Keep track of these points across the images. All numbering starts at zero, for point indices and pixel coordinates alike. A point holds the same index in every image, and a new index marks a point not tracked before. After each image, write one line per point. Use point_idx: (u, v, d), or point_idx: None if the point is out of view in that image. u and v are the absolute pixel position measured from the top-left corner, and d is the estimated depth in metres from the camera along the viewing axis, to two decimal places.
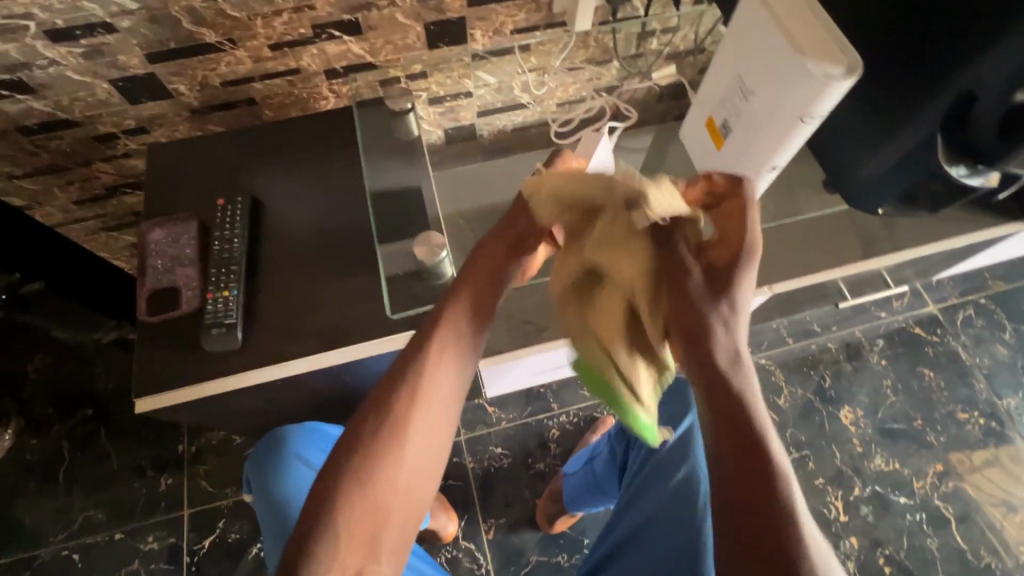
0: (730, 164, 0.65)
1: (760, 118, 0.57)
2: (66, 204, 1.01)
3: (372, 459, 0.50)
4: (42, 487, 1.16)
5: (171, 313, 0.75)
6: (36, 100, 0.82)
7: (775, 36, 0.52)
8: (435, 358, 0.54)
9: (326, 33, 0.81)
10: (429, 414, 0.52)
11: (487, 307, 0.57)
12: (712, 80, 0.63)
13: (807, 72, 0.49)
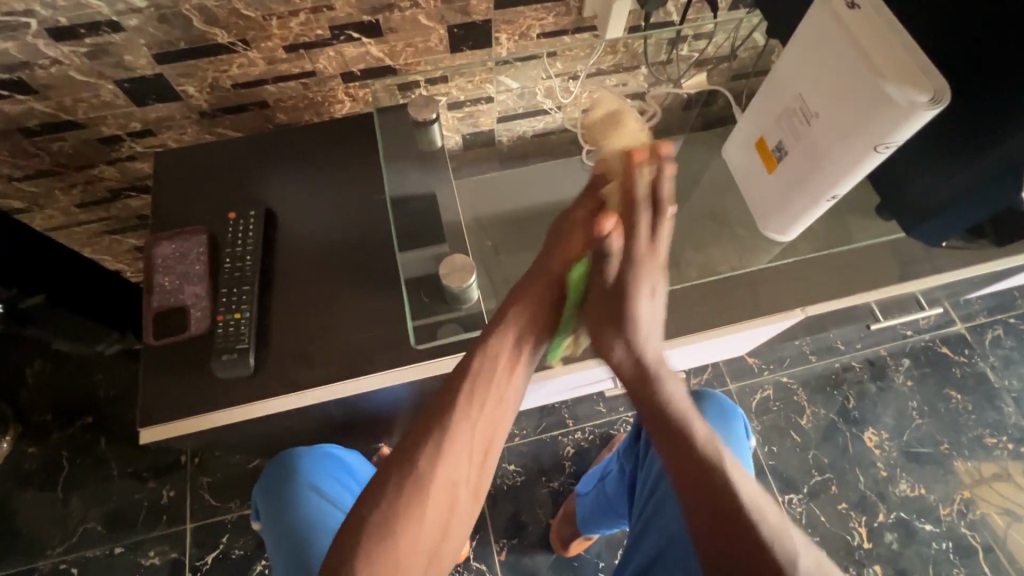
0: (790, 185, 0.64)
1: (824, 142, 0.57)
2: (68, 207, 0.97)
3: (394, 518, 0.49)
4: (41, 497, 1.12)
5: (180, 333, 0.72)
6: (38, 101, 0.77)
7: (848, 60, 0.51)
8: (457, 410, 0.54)
9: (345, 34, 0.76)
10: (452, 470, 0.52)
11: (521, 353, 0.60)
12: (769, 99, 0.63)
13: (884, 99, 0.49)
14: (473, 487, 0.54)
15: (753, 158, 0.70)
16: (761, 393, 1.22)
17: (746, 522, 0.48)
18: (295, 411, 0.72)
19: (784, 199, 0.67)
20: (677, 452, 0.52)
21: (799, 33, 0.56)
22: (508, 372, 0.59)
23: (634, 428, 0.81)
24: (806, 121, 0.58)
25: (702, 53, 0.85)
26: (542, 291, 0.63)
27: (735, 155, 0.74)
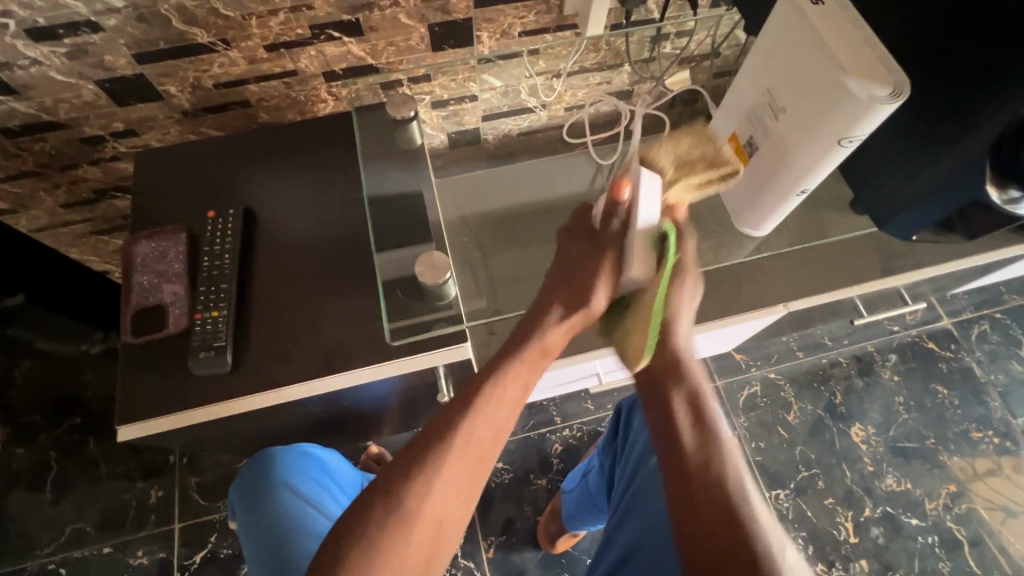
0: (757, 179, 0.65)
1: (792, 136, 0.57)
2: (53, 208, 0.97)
3: (375, 558, 0.46)
4: (29, 498, 1.12)
5: (160, 332, 0.72)
6: (20, 101, 0.77)
7: (814, 51, 0.52)
8: (453, 453, 0.51)
9: (325, 33, 0.76)
10: (440, 505, 0.49)
11: (532, 385, 0.57)
12: (741, 95, 0.64)
13: (845, 92, 0.49)
14: (461, 520, 0.50)
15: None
16: (748, 389, 1.23)
17: (716, 483, 0.53)
18: (271, 408, 0.73)
19: (754, 196, 0.68)
20: (677, 458, 0.55)
21: (769, 27, 0.57)
22: (517, 404, 0.55)
23: (612, 425, 0.83)
24: (774, 115, 0.59)
25: (684, 50, 0.85)
26: (569, 323, 0.60)
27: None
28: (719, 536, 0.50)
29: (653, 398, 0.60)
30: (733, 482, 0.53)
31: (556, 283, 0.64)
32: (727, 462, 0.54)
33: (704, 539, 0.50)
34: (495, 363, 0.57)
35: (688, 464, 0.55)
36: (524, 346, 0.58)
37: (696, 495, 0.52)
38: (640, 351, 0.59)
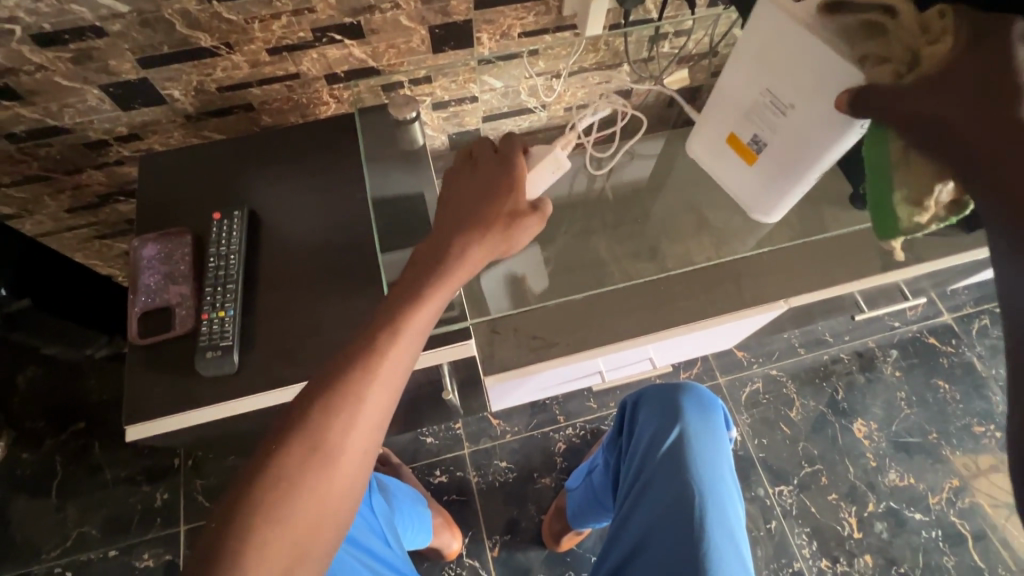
0: (777, 172, 0.66)
1: (806, 126, 0.58)
2: (57, 212, 0.98)
3: (295, 496, 0.46)
4: (35, 503, 1.13)
5: (167, 333, 0.72)
6: (24, 106, 0.78)
7: (806, 45, 0.53)
8: (359, 386, 0.50)
9: (327, 36, 0.77)
10: (361, 439, 0.49)
11: (439, 301, 0.56)
12: (732, 98, 0.65)
13: (842, 102, 0.52)
14: (372, 446, 0.50)
15: (727, 154, 0.72)
16: (751, 386, 1.24)
17: None
18: (278, 407, 0.73)
19: (771, 185, 0.70)
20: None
21: (753, 28, 0.57)
22: (425, 326, 0.55)
23: (617, 420, 0.82)
24: (781, 113, 0.60)
25: (682, 49, 0.86)
26: (488, 249, 0.60)
27: (704, 152, 0.76)
28: None
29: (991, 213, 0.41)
30: None
31: (464, 204, 0.63)
32: None
33: None
34: (400, 294, 0.56)
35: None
36: (443, 267, 0.58)
37: None
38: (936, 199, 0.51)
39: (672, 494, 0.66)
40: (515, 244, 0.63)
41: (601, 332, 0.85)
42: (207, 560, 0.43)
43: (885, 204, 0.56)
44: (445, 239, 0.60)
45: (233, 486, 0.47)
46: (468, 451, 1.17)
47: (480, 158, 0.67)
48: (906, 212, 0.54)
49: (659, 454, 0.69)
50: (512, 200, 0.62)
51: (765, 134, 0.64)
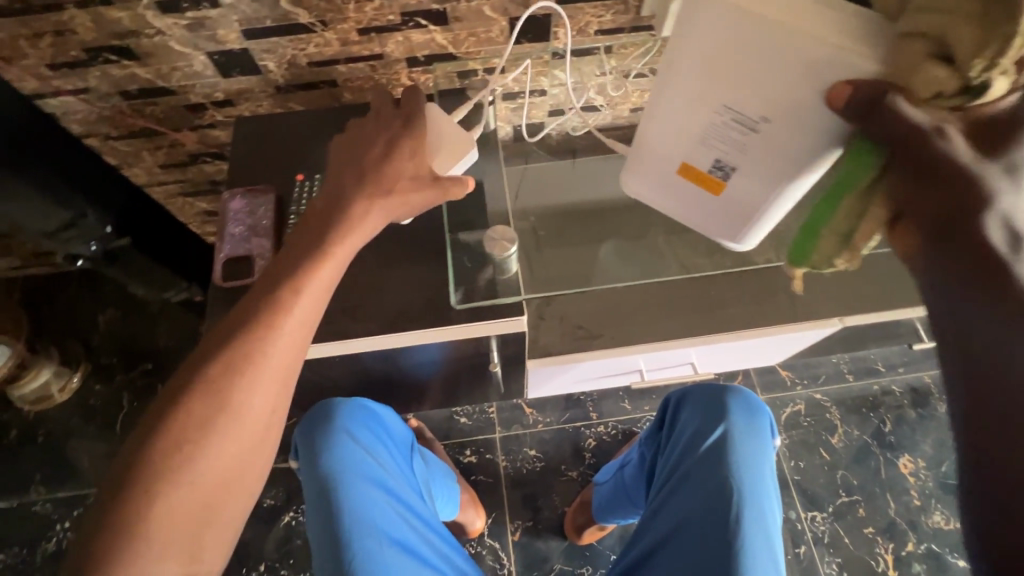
0: (757, 184, 0.61)
1: (784, 130, 0.54)
2: (152, 167, 1.08)
3: (196, 456, 0.51)
4: (100, 432, 1.23)
5: (247, 279, 0.78)
6: (139, 66, 0.86)
7: (741, 45, 0.49)
8: (252, 356, 0.55)
9: (413, 21, 0.82)
10: (257, 401, 0.54)
11: (338, 266, 0.60)
12: (679, 127, 0.60)
13: (839, 94, 0.47)
14: (271, 408, 0.56)
15: (690, 185, 0.67)
16: (791, 408, 1.21)
17: None
18: (338, 357, 0.78)
19: (749, 202, 0.64)
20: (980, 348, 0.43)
21: (686, 40, 0.52)
22: (322, 291, 0.59)
23: (660, 414, 0.82)
24: (748, 124, 0.55)
25: None
26: (381, 209, 0.63)
27: (648, 181, 0.71)
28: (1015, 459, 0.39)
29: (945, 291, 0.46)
30: None
31: (353, 166, 0.65)
32: None
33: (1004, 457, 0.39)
34: (294, 257, 0.60)
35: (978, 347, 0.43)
36: (339, 230, 0.61)
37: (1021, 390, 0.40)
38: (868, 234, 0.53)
39: (711, 491, 0.66)
40: (415, 208, 0.65)
41: (648, 327, 0.86)
42: (105, 520, 0.49)
43: (815, 230, 0.57)
44: (342, 196, 0.63)
45: (128, 452, 0.52)
46: (499, 435, 1.19)
47: (379, 112, 0.70)
48: (837, 244, 0.56)
49: (701, 451, 0.69)
50: (412, 167, 0.65)
51: (730, 157, 0.60)
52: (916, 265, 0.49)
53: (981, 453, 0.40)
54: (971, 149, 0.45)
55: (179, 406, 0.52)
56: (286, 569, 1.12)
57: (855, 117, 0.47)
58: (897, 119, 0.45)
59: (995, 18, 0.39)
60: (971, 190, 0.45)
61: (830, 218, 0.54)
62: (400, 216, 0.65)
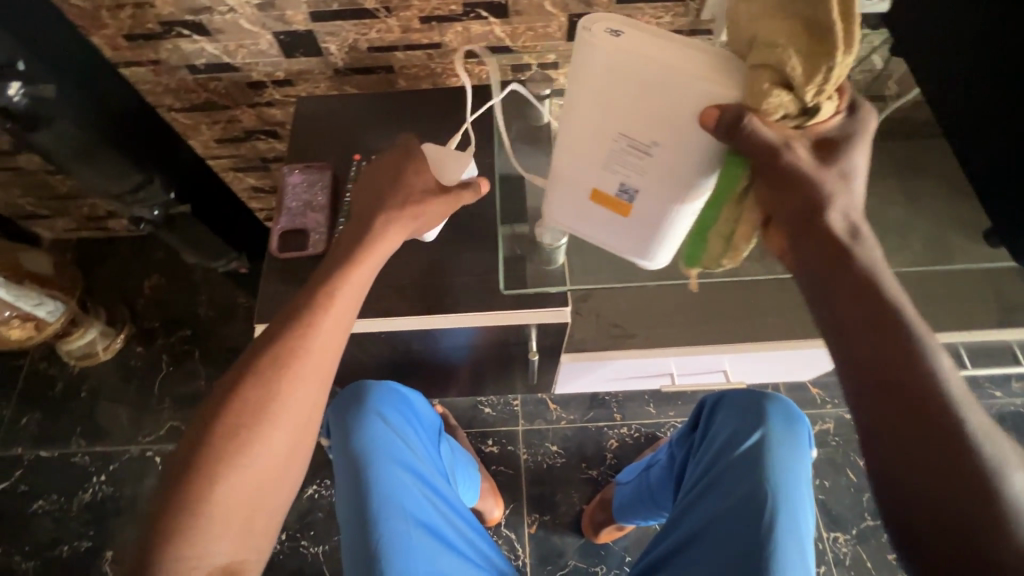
0: (660, 210, 0.59)
1: (678, 154, 0.53)
2: (208, 140, 1.11)
3: (246, 447, 0.53)
4: (139, 393, 1.28)
5: (302, 252, 0.80)
6: (209, 42, 0.89)
7: (628, 69, 0.49)
8: (295, 355, 0.56)
9: (475, 12, 0.84)
10: (301, 394, 0.56)
11: (369, 269, 0.62)
12: (582, 156, 0.59)
13: (710, 114, 0.48)
14: (310, 408, 0.57)
15: (597, 214, 0.64)
16: (820, 426, 1.19)
17: (922, 382, 0.43)
18: (381, 334, 0.80)
19: (656, 229, 0.62)
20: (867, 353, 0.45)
21: (577, 72, 0.52)
22: (356, 292, 0.61)
23: (693, 416, 0.82)
24: (644, 148, 0.54)
25: None
26: (405, 219, 0.64)
27: (563, 216, 0.67)
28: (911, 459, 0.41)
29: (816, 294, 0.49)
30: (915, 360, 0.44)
31: (375, 182, 0.67)
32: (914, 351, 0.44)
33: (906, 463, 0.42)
34: (335, 259, 0.62)
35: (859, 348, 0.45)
36: (376, 236, 0.63)
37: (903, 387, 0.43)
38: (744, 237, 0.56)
39: (743, 497, 0.66)
40: (431, 220, 0.66)
41: (687, 330, 0.86)
42: (163, 512, 0.50)
43: (703, 231, 0.59)
44: (373, 206, 0.65)
45: (179, 452, 0.53)
46: (522, 428, 1.20)
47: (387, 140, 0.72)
48: (722, 246, 0.58)
49: (735, 457, 0.69)
50: (426, 180, 0.67)
51: (633, 179, 0.58)
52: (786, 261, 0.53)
53: (882, 464, 0.43)
54: (812, 159, 0.48)
55: (230, 400, 0.54)
56: (306, 540, 1.15)
57: (729, 139, 0.48)
58: (756, 138, 0.46)
59: (823, 48, 0.42)
60: (813, 195, 0.49)
61: (713, 219, 0.57)
62: (421, 229, 0.67)
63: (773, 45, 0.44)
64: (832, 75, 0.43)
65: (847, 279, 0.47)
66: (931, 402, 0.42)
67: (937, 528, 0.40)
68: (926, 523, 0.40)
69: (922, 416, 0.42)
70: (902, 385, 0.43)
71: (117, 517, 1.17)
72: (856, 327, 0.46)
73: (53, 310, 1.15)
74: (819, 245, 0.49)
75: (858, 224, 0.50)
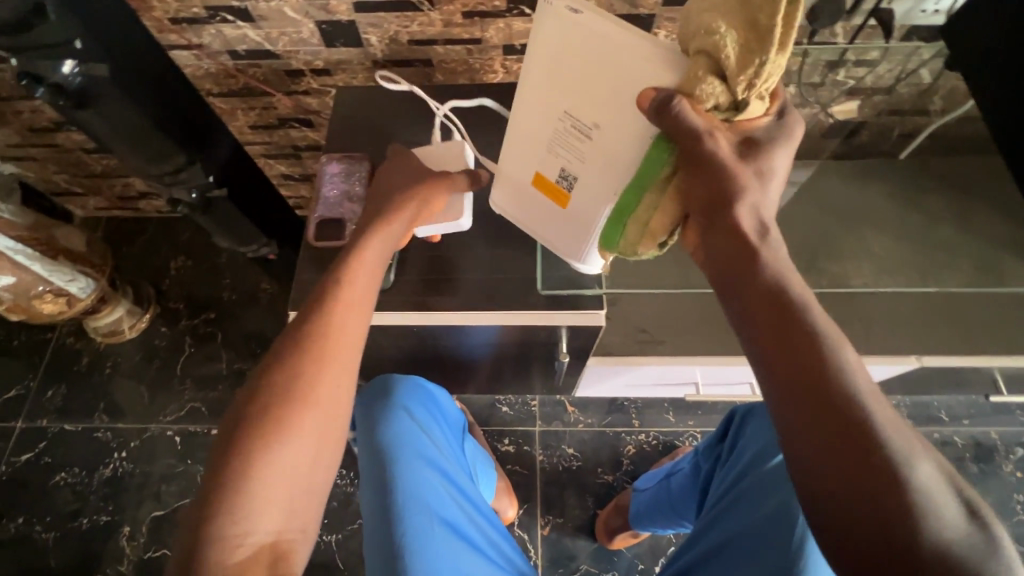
0: (593, 201, 0.60)
1: (614, 139, 0.55)
2: (243, 126, 1.12)
3: (283, 436, 0.53)
4: (161, 372, 1.30)
5: (339, 241, 0.80)
6: (252, 29, 0.90)
7: (579, 45, 0.53)
8: (328, 345, 0.58)
9: (518, 9, 0.83)
10: (330, 382, 0.57)
11: (378, 264, 0.64)
12: (533, 134, 0.62)
13: (647, 96, 0.50)
14: (344, 396, 0.58)
15: (540, 201, 0.66)
16: None
17: (836, 385, 0.42)
18: (412, 328, 0.80)
19: (590, 223, 0.63)
20: (785, 354, 0.44)
21: (538, 48, 0.56)
22: (370, 285, 0.63)
23: (722, 426, 0.82)
24: (585, 129, 0.57)
25: (858, 80, 0.83)
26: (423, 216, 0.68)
27: (513, 201, 0.70)
28: (835, 469, 0.40)
29: (733, 295, 0.49)
30: (829, 361, 0.43)
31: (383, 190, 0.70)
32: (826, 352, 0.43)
33: (832, 475, 0.40)
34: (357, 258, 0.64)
35: (772, 350, 0.45)
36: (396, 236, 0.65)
37: (816, 391, 0.42)
38: (659, 228, 0.55)
39: (771, 511, 0.64)
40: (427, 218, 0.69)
41: (718, 340, 0.84)
42: (206, 507, 0.49)
43: (620, 217, 0.57)
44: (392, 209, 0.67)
45: (217, 453, 0.52)
46: (539, 428, 1.19)
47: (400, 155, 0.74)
48: (639, 234, 0.56)
49: (766, 470, 0.67)
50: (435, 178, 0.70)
51: (573, 165, 0.60)
52: (700, 259, 0.53)
53: (808, 479, 0.41)
54: (732, 153, 0.49)
55: (267, 392, 0.55)
56: (320, 528, 1.16)
57: (661, 122, 0.49)
58: (684, 120, 0.47)
59: (759, 41, 0.45)
60: (729, 190, 0.49)
61: (634, 204, 0.55)
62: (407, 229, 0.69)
63: (713, 32, 0.46)
64: (761, 72, 0.46)
65: (760, 279, 0.47)
66: (846, 405, 0.41)
67: (856, 524, 0.39)
68: (845, 521, 0.40)
69: (840, 422, 0.41)
70: (814, 387, 0.42)
71: (135, 493, 1.19)
72: (769, 329, 0.45)
73: (84, 287, 1.18)
74: (730, 242, 0.49)
75: (769, 223, 0.50)
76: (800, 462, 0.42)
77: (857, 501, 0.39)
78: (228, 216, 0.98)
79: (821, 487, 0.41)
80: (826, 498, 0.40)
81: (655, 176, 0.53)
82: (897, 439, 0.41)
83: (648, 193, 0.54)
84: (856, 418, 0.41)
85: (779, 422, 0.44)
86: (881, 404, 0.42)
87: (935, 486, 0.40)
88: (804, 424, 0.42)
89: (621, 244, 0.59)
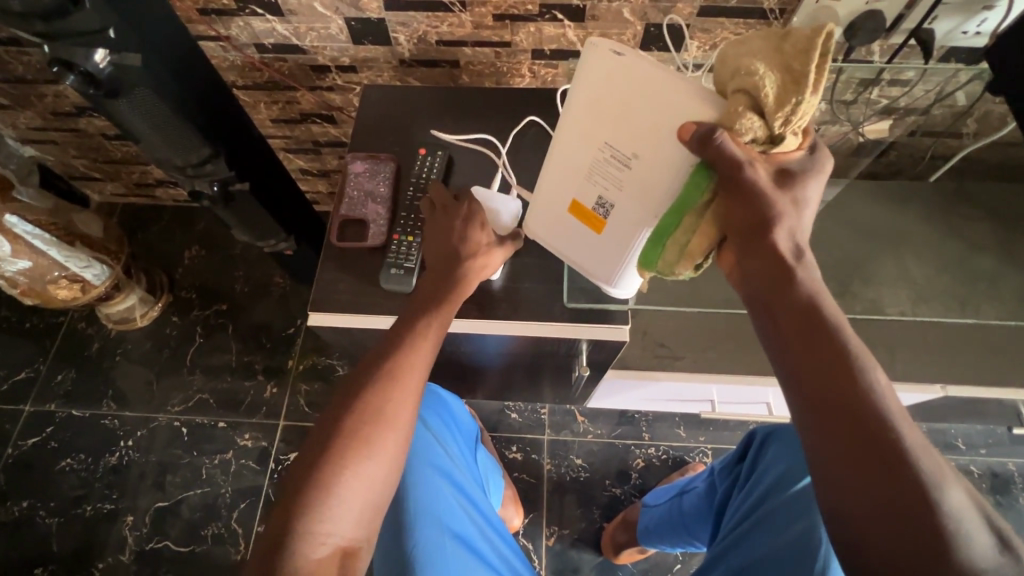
0: (632, 231, 0.57)
1: (654, 169, 0.53)
2: (265, 119, 1.12)
3: (370, 443, 0.53)
4: (171, 362, 1.29)
5: (361, 243, 0.79)
6: (280, 23, 0.89)
7: (620, 78, 0.53)
8: (406, 362, 0.59)
9: (550, 14, 0.82)
10: (412, 395, 0.58)
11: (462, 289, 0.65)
12: (570, 163, 0.60)
13: (688, 129, 0.48)
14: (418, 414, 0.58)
15: (573, 229, 0.63)
16: None
17: (872, 413, 0.40)
18: None
19: (626, 252, 0.60)
20: (818, 381, 0.42)
21: (579, 82, 0.56)
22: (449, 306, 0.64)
23: (740, 448, 0.80)
24: (623, 159, 0.55)
25: (892, 100, 0.79)
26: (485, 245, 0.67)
27: (544, 232, 0.67)
28: (867, 498, 0.39)
29: (767, 317, 0.47)
30: (867, 390, 0.41)
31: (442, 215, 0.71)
32: (863, 380, 0.42)
33: (864, 504, 0.39)
34: (438, 278, 0.66)
35: (805, 377, 0.43)
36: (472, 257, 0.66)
37: (853, 420, 0.41)
38: (695, 252, 0.52)
39: (792, 539, 0.63)
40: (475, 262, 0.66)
41: (740, 359, 0.83)
42: (296, 507, 0.49)
43: (658, 239, 0.54)
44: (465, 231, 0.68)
45: (304, 457, 0.53)
46: (548, 437, 1.18)
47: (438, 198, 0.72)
48: (677, 255, 0.53)
49: (785, 497, 0.66)
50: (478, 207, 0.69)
51: (610, 193, 0.57)
52: (733, 278, 0.51)
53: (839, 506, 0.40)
54: (772, 180, 0.47)
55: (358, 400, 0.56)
56: None
57: (701, 152, 0.47)
58: (724, 152, 0.45)
59: (794, 84, 0.44)
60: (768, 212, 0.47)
61: (672, 227, 0.52)
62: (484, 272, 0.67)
63: (751, 72, 0.46)
64: (797, 110, 0.45)
65: (796, 302, 0.46)
66: (883, 435, 0.40)
67: (888, 552, 0.38)
68: (879, 558, 0.38)
69: (875, 451, 0.39)
70: (849, 416, 0.41)
71: (139, 483, 1.19)
72: (803, 353, 0.44)
73: (99, 274, 1.17)
74: (767, 262, 0.47)
75: (804, 244, 0.48)
76: (830, 488, 0.41)
77: (891, 531, 0.38)
78: (247, 210, 0.97)
79: (852, 514, 0.39)
80: (856, 524, 0.39)
81: (693, 203, 0.50)
82: (933, 468, 0.39)
83: (686, 219, 0.51)
84: (893, 447, 0.39)
85: (810, 448, 0.42)
86: (918, 432, 0.41)
87: (967, 513, 0.39)
88: (838, 452, 0.40)
89: (657, 266, 0.55)
